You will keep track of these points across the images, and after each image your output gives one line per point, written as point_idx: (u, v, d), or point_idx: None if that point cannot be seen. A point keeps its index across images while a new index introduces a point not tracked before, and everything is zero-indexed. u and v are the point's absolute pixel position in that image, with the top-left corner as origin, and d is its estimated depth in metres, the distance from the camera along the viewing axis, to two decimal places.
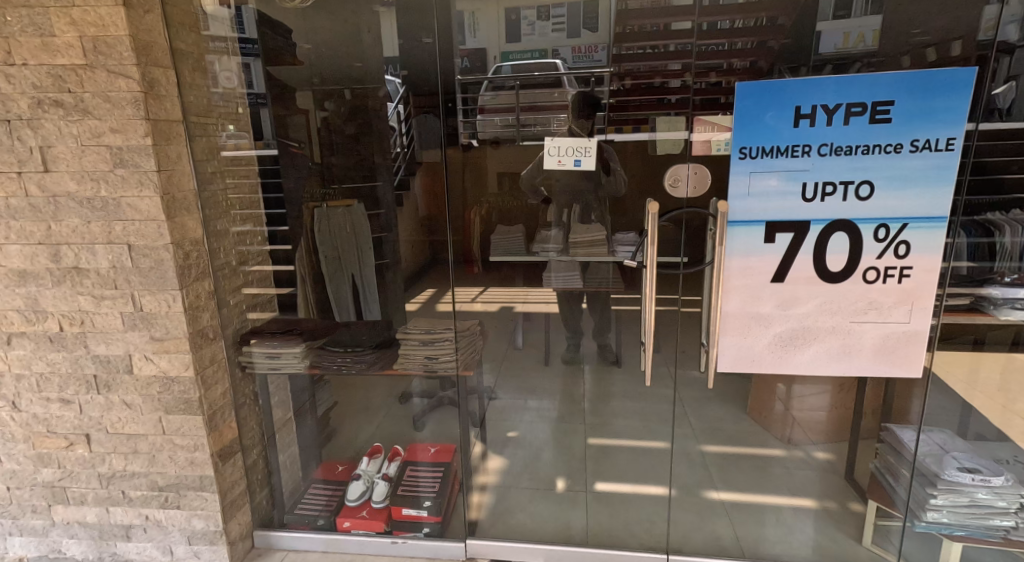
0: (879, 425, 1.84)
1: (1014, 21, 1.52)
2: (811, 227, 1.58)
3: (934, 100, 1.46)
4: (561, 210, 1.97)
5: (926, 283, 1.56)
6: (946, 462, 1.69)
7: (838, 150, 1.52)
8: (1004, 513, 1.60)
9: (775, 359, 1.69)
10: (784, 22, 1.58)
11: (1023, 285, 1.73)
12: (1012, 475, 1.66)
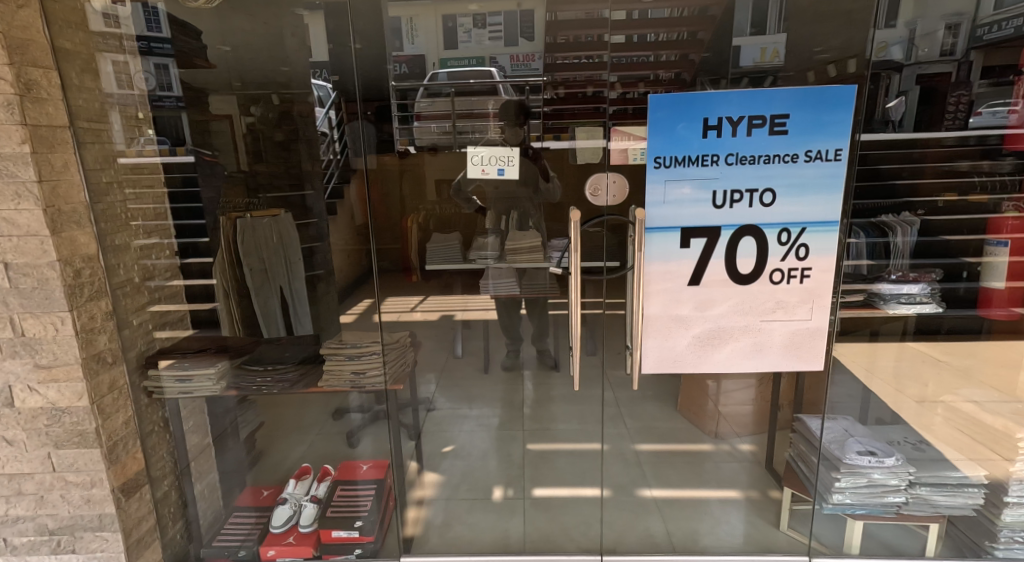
0: (792, 416, 1.98)
1: (899, 43, 1.70)
2: (722, 232, 1.68)
3: (824, 114, 1.60)
4: (499, 218, 1.99)
5: (824, 282, 1.69)
6: (847, 447, 1.85)
7: (743, 159, 1.63)
8: (896, 490, 1.77)
9: (695, 358, 1.78)
10: (704, 36, 1.67)
11: (905, 281, 1.85)
12: (901, 454, 1.85)
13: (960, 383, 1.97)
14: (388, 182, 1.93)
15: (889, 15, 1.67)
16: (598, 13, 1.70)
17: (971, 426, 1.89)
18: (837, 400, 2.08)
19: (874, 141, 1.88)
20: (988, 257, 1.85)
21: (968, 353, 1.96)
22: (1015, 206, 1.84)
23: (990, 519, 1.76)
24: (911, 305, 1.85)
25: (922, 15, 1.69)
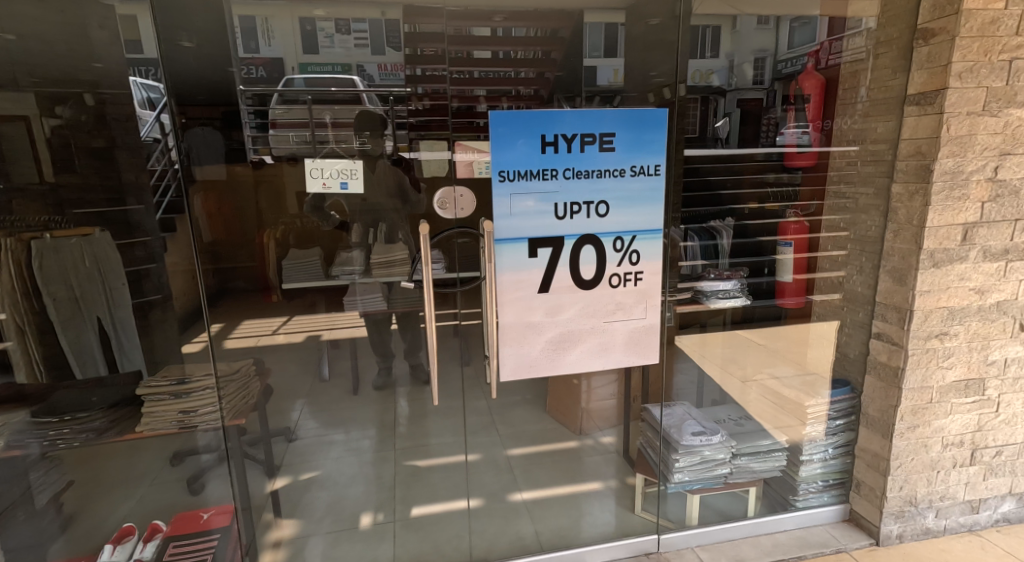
0: (638, 406, 2.18)
1: (721, 71, 2.02)
2: (565, 241, 1.81)
3: (644, 133, 1.81)
4: (366, 231, 1.86)
5: (655, 283, 1.91)
6: (683, 431, 2.12)
7: (579, 174, 1.78)
8: (722, 462, 2.13)
9: (549, 362, 1.90)
10: (557, 56, 1.80)
11: (723, 279, 2.18)
12: (724, 431, 2.20)
13: (770, 363, 2.34)
14: (240, 196, 1.74)
15: (714, 49, 1.99)
16: (468, 30, 1.73)
17: (774, 402, 2.29)
18: (681, 388, 2.31)
19: (697, 156, 2.08)
20: (780, 256, 2.24)
21: (776, 337, 2.31)
22: (795, 212, 2.23)
23: (791, 476, 2.19)
24: (729, 298, 2.18)
25: (737, 49, 2.04)
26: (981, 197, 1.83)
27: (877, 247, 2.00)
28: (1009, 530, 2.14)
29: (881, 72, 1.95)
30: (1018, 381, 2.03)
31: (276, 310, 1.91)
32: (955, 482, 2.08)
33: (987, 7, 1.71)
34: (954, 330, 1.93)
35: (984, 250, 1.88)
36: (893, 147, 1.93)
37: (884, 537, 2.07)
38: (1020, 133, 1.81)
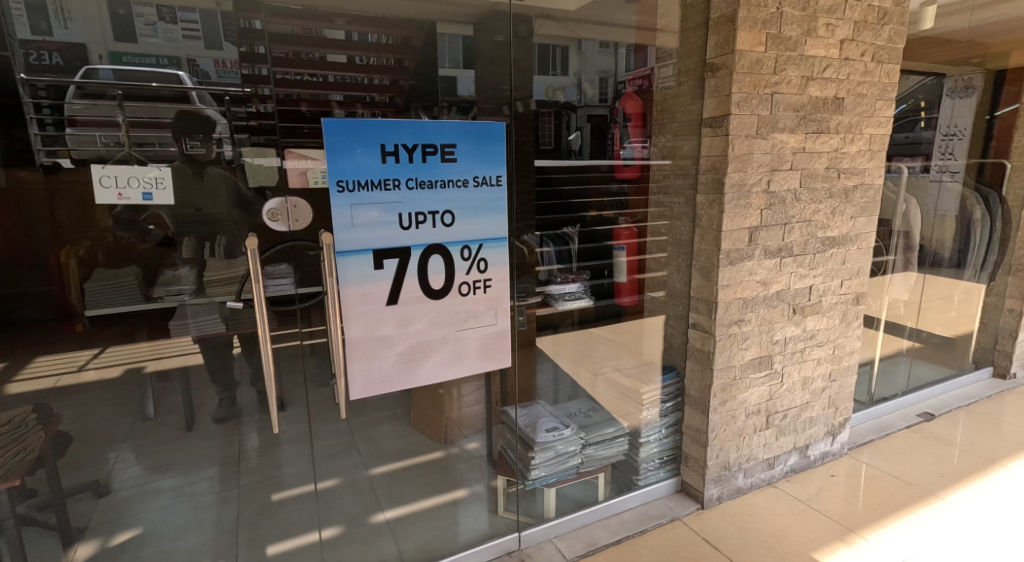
0: (499, 408, 2.19)
1: (575, 85, 2.09)
2: (412, 252, 1.84)
3: (484, 146, 1.90)
4: (200, 244, 1.64)
5: (503, 290, 2.03)
6: (539, 428, 2.31)
7: (422, 184, 1.82)
8: (573, 454, 2.36)
9: (401, 376, 1.93)
10: (409, 65, 1.76)
11: (565, 282, 2.32)
12: (575, 424, 2.43)
13: (616, 356, 2.57)
14: (28, 206, 1.43)
15: (564, 66, 2.04)
16: (319, 32, 1.64)
17: (619, 394, 2.56)
18: (542, 386, 2.34)
19: (550, 167, 2.10)
20: (616, 258, 2.47)
21: (619, 332, 2.56)
22: (626, 219, 2.44)
23: (633, 459, 2.47)
24: (572, 300, 2.37)
25: (584, 68, 2.10)
26: (759, 205, 2.22)
27: (688, 249, 2.34)
28: (795, 479, 2.62)
29: (682, 98, 2.30)
30: (794, 355, 2.49)
31: (81, 343, 1.56)
32: (757, 445, 2.49)
33: (753, 49, 2.07)
34: (748, 317, 2.31)
35: (765, 249, 2.28)
36: (695, 162, 2.27)
37: (707, 501, 2.41)
38: (783, 153, 2.23)
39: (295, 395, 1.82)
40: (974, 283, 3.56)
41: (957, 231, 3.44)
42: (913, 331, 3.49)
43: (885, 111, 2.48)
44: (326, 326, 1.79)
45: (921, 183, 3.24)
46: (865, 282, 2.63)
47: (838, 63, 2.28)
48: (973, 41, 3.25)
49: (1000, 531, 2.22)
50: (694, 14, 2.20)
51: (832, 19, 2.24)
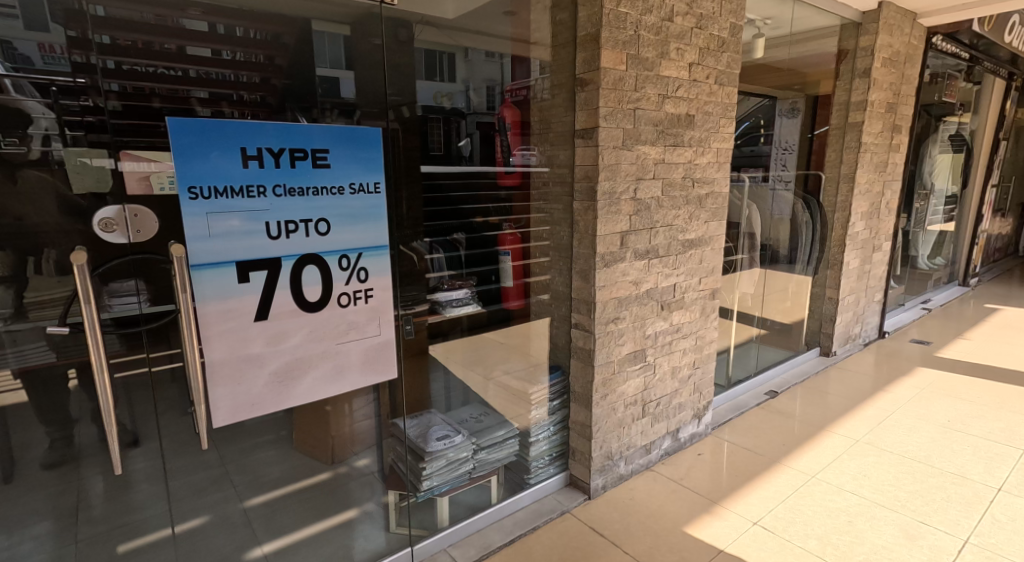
0: (388, 420, 2.11)
1: (463, 93, 2.15)
2: (283, 263, 1.73)
3: (360, 151, 1.83)
4: (21, 260, 1.40)
5: (385, 299, 1.98)
6: (429, 438, 2.28)
7: (292, 191, 1.71)
8: (466, 460, 2.38)
9: (274, 396, 1.80)
10: (282, 63, 1.66)
11: (452, 288, 2.32)
12: (467, 430, 2.45)
13: (505, 359, 2.60)
14: None
15: (450, 73, 2.08)
16: (175, 21, 1.49)
17: (508, 396, 2.59)
18: (435, 395, 2.32)
19: (439, 173, 2.12)
20: (501, 263, 2.51)
21: (509, 335, 2.58)
22: (510, 225, 2.49)
23: (524, 458, 2.54)
24: (459, 306, 2.36)
25: (471, 76, 2.18)
26: (628, 212, 2.40)
27: (568, 252, 2.46)
28: (669, 461, 2.86)
29: (556, 109, 2.42)
30: (664, 347, 2.72)
31: None
32: (635, 433, 2.68)
33: (615, 67, 2.23)
34: (622, 315, 2.48)
35: (634, 251, 2.47)
36: (570, 171, 2.40)
37: (593, 491, 2.54)
38: (646, 164, 2.43)
39: (152, 426, 1.63)
40: (803, 276, 4.14)
41: (790, 232, 3.99)
42: (761, 320, 3.94)
43: (727, 128, 2.81)
44: (182, 348, 1.61)
45: (760, 190, 3.70)
46: (718, 279, 2.95)
47: (688, 84, 2.55)
48: (797, 70, 3.72)
49: (828, 487, 2.60)
50: (563, 31, 2.32)
51: (681, 44, 2.49)
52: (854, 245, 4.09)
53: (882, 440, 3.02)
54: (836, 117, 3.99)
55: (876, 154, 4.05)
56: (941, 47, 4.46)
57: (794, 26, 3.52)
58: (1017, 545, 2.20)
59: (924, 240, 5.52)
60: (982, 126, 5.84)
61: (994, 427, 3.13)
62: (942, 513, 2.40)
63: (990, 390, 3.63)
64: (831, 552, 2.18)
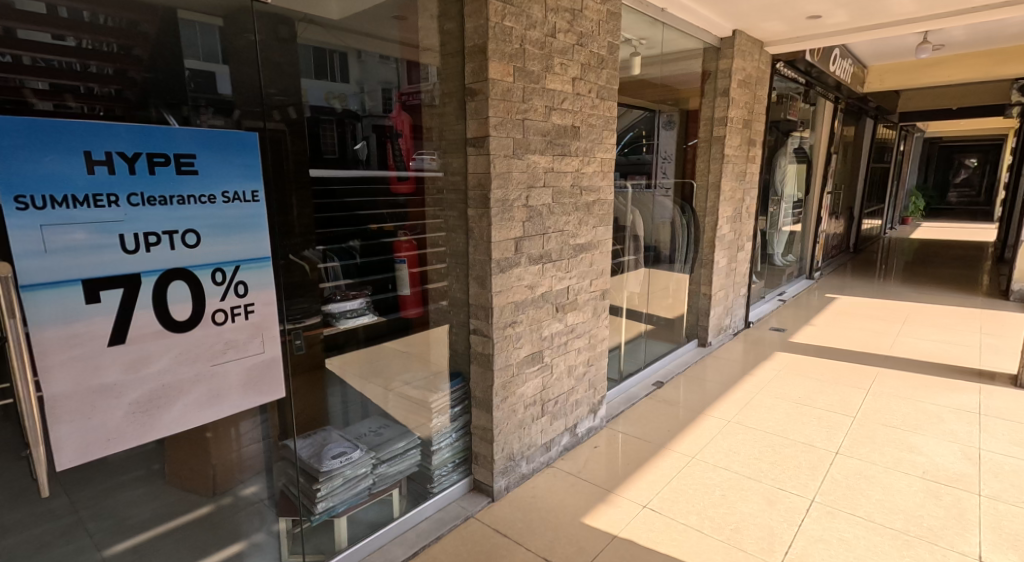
0: (278, 443, 1.99)
1: (356, 95, 2.11)
2: (143, 279, 1.57)
3: (232, 156, 1.71)
4: None
5: (268, 314, 1.86)
6: (323, 457, 2.17)
7: (151, 200, 1.55)
8: (365, 476, 2.31)
9: (136, 429, 1.62)
10: (141, 54, 1.52)
11: (346, 299, 2.23)
12: (365, 445, 2.36)
13: (405, 369, 2.55)
14: None
15: (343, 74, 2.05)
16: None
17: (408, 406, 2.55)
18: (332, 410, 2.24)
19: (331, 177, 2.05)
20: (398, 270, 2.46)
21: (411, 343, 2.55)
22: (406, 232, 2.46)
23: (426, 468, 2.52)
24: (354, 317, 2.28)
25: (365, 77, 2.15)
26: (521, 219, 2.48)
27: (465, 259, 2.49)
28: (568, 456, 2.98)
29: (447, 117, 2.44)
30: (559, 348, 2.83)
31: None
32: (535, 432, 2.75)
33: (503, 79, 2.30)
34: (519, 319, 2.55)
35: (529, 257, 2.55)
36: (464, 179, 2.43)
37: (496, 493, 2.58)
38: (536, 173, 2.53)
39: None
40: (681, 275, 4.51)
41: (668, 236, 4.33)
42: (648, 317, 4.22)
43: (609, 139, 3.00)
44: (10, 382, 1.39)
45: (642, 197, 3.98)
46: (607, 280, 3.13)
47: (572, 97, 2.69)
48: (669, 87, 4.05)
49: (705, 466, 2.85)
50: (451, 40, 2.35)
51: (564, 60, 2.62)
52: (722, 246, 4.53)
53: (748, 418, 3.37)
54: (703, 131, 4.40)
55: (736, 165, 4.53)
56: (784, 72, 5.09)
57: (664, 48, 3.83)
58: (852, 498, 2.56)
59: (778, 240, 6.25)
60: (818, 142, 6.74)
61: (834, 399, 3.62)
62: (794, 478, 2.74)
63: (832, 368, 4.19)
64: (708, 525, 2.39)
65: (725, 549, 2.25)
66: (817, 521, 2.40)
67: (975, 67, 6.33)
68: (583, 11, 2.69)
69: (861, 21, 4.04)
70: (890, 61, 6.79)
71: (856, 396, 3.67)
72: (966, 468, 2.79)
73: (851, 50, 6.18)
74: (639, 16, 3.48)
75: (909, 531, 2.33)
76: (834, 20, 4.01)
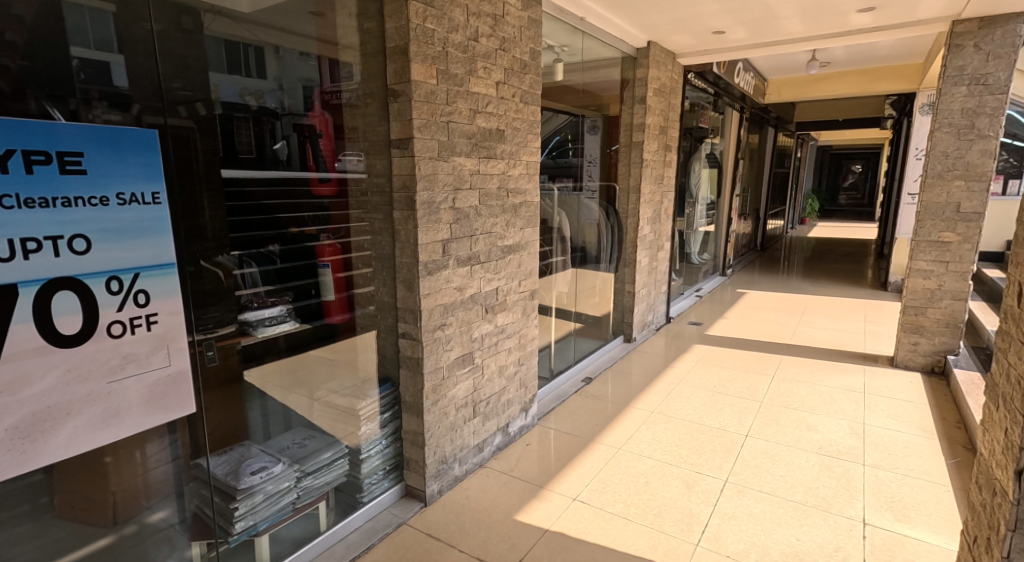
0: (190, 463, 1.88)
1: (274, 92, 2.06)
2: (21, 290, 1.40)
3: (127, 155, 1.57)
4: None
5: (173, 324, 1.73)
6: (241, 474, 2.06)
7: (30, 202, 1.39)
8: (289, 490, 2.20)
9: (15, 458, 1.44)
10: (16, 40, 1.38)
11: (263, 306, 2.14)
12: (289, 458, 2.26)
13: (331, 378, 2.46)
14: None
15: (259, 70, 2.00)
16: None
17: (334, 414, 2.46)
18: (252, 424, 2.15)
19: (247, 177, 1.98)
20: (321, 276, 2.38)
21: (337, 351, 2.47)
22: (328, 236, 2.38)
23: (355, 478, 2.45)
24: (273, 326, 2.19)
25: (284, 74, 2.10)
26: (447, 221, 2.47)
27: (392, 263, 2.44)
28: (500, 455, 3.00)
29: (369, 119, 2.39)
30: (490, 349, 2.85)
31: None
32: (467, 434, 2.75)
33: (426, 81, 2.28)
34: (449, 321, 2.54)
35: (456, 259, 2.55)
36: (389, 181, 2.38)
37: (429, 497, 2.56)
38: (462, 174, 2.53)
39: None
40: (607, 274, 4.65)
41: (594, 237, 4.46)
42: (577, 315, 4.32)
43: (534, 142, 3.06)
44: None
45: (569, 199, 4.08)
46: (535, 281, 3.19)
47: (496, 101, 2.71)
48: (591, 93, 4.18)
49: (631, 456, 2.97)
50: (371, 40, 2.31)
51: (488, 64, 2.64)
52: (644, 246, 4.73)
53: (669, 408, 3.54)
54: (624, 136, 4.57)
55: (654, 169, 4.74)
56: (694, 82, 5.39)
57: (585, 56, 3.95)
58: (760, 476, 2.75)
59: (695, 239, 6.60)
60: (728, 148, 7.19)
61: (745, 386, 3.87)
62: (709, 460, 2.91)
63: (743, 357, 4.49)
64: (634, 512, 2.49)
65: (648, 533, 2.35)
66: (730, 500, 2.56)
67: (858, 83, 6.99)
68: (505, 17, 2.72)
69: (760, 38, 4.36)
70: (788, 75, 7.36)
71: (763, 382, 3.95)
72: (854, 442, 3.07)
73: (754, 64, 6.65)
74: (559, 23, 3.57)
75: (807, 502, 2.54)
76: (736, 35, 4.30)
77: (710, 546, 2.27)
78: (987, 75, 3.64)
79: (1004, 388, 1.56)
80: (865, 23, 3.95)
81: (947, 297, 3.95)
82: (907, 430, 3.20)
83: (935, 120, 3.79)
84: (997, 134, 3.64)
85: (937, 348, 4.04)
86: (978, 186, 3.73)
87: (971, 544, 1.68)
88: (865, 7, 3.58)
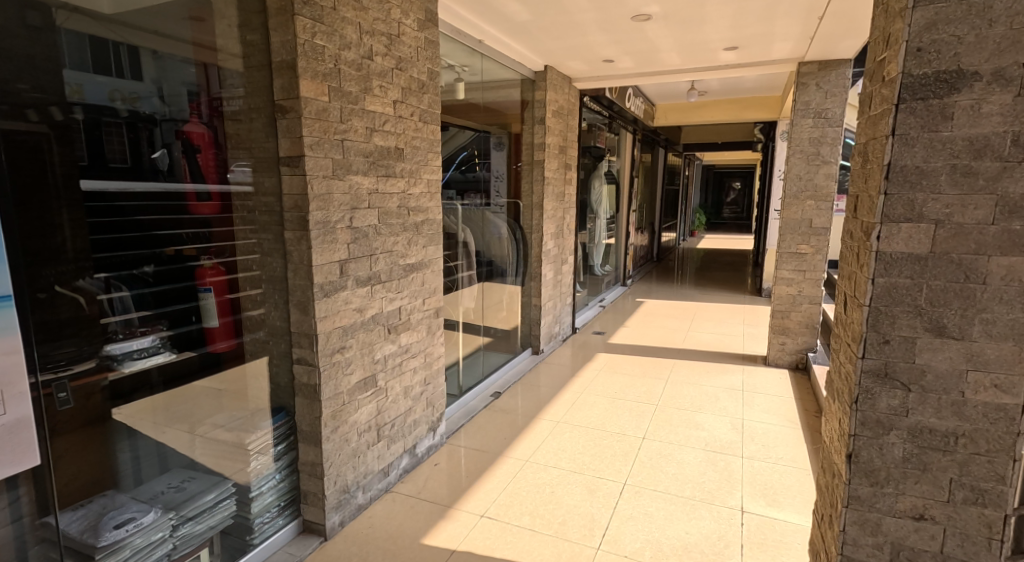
0: (36, 522, 1.64)
1: (154, 96, 1.97)
2: None
3: None
4: None
5: (10, 366, 1.50)
6: (102, 529, 1.84)
7: None
8: (163, 541, 1.99)
9: None
10: None
11: (131, 337, 1.96)
12: (160, 505, 2.05)
13: (215, 411, 2.30)
14: None
15: (134, 71, 1.89)
16: None
17: (219, 451, 2.29)
18: (121, 469, 1.98)
19: (116, 191, 1.85)
20: (202, 300, 2.22)
21: (225, 380, 2.32)
22: (209, 257, 2.24)
23: (246, 518, 2.29)
24: (143, 357, 2.01)
25: (163, 77, 2.01)
26: (345, 240, 2.40)
27: (283, 285, 2.34)
28: (407, 478, 2.94)
29: (255, 134, 2.27)
30: (393, 370, 2.80)
31: None
32: (371, 459, 2.67)
33: (317, 98, 2.22)
34: (348, 343, 2.47)
35: (355, 279, 2.49)
36: (278, 201, 2.28)
37: (329, 530, 2.45)
38: (359, 194, 2.48)
39: None
40: (514, 287, 4.74)
41: (501, 251, 4.54)
42: (485, 329, 4.35)
43: (434, 160, 3.07)
44: None
45: (475, 215, 4.12)
46: (439, 298, 3.18)
47: (393, 119, 2.70)
48: (494, 111, 4.26)
49: (537, 467, 3.02)
50: (255, 53, 2.22)
51: (383, 82, 2.62)
52: (548, 260, 4.87)
53: (574, 417, 3.66)
54: (526, 155, 4.69)
55: (555, 186, 4.92)
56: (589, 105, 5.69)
57: (484, 76, 4.03)
58: (654, 476, 2.92)
59: (597, 251, 6.90)
60: (624, 166, 7.61)
61: (642, 391, 4.09)
62: (610, 466, 3.03)
63: (641, 363, 4.76)
64: (539, 522, 2.54)
65: (553, 542, 2.41)
66: (628, 502, 2.69)
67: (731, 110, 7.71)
68: (400, 36, 2.72)
69: (643, 67, 4.69)
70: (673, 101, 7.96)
71: (658, 385, 4.20)
72: (733, 436, 3.35)
73: (642, 90, 7.12)
74: (458, 44, 3.62)
75: (694, 496, 2.72)
76: (624, 65, 4.60)
77: (610, 548, 2.36)
78: (827, 109, 4.18)
79: (837, 384, 1.78)
80: (730, 60, 4.38)
81: (806, 302, 4.43)
82: (778, 422, 3.53)
83: (789, 147, 4.26)
84: (838, 159, 4.17)
85: (800, 347, 4.51)
86: (825, 205, 4.25)
87: (819, 522, 1.89)
88: (729, 46, 3.98)
